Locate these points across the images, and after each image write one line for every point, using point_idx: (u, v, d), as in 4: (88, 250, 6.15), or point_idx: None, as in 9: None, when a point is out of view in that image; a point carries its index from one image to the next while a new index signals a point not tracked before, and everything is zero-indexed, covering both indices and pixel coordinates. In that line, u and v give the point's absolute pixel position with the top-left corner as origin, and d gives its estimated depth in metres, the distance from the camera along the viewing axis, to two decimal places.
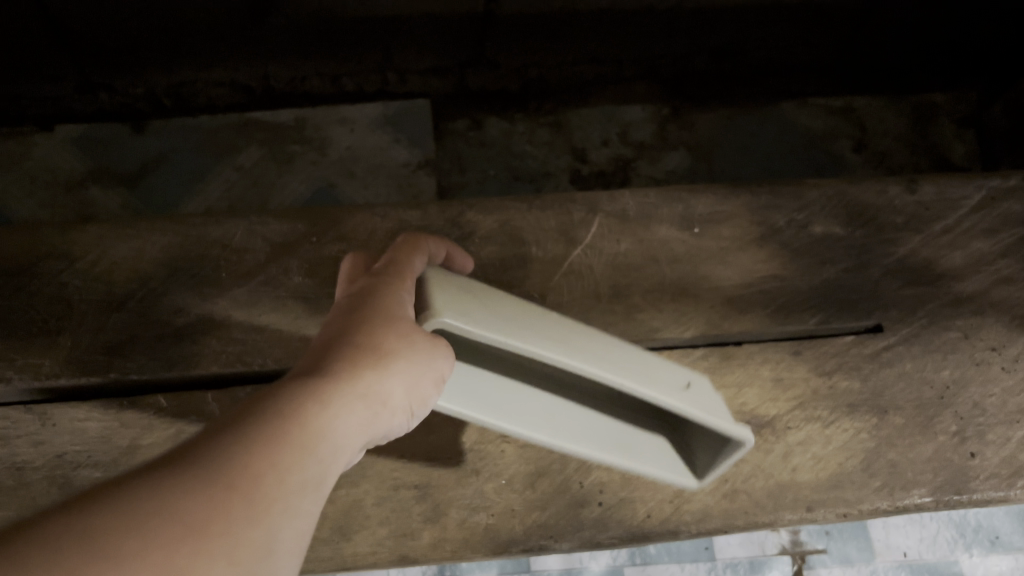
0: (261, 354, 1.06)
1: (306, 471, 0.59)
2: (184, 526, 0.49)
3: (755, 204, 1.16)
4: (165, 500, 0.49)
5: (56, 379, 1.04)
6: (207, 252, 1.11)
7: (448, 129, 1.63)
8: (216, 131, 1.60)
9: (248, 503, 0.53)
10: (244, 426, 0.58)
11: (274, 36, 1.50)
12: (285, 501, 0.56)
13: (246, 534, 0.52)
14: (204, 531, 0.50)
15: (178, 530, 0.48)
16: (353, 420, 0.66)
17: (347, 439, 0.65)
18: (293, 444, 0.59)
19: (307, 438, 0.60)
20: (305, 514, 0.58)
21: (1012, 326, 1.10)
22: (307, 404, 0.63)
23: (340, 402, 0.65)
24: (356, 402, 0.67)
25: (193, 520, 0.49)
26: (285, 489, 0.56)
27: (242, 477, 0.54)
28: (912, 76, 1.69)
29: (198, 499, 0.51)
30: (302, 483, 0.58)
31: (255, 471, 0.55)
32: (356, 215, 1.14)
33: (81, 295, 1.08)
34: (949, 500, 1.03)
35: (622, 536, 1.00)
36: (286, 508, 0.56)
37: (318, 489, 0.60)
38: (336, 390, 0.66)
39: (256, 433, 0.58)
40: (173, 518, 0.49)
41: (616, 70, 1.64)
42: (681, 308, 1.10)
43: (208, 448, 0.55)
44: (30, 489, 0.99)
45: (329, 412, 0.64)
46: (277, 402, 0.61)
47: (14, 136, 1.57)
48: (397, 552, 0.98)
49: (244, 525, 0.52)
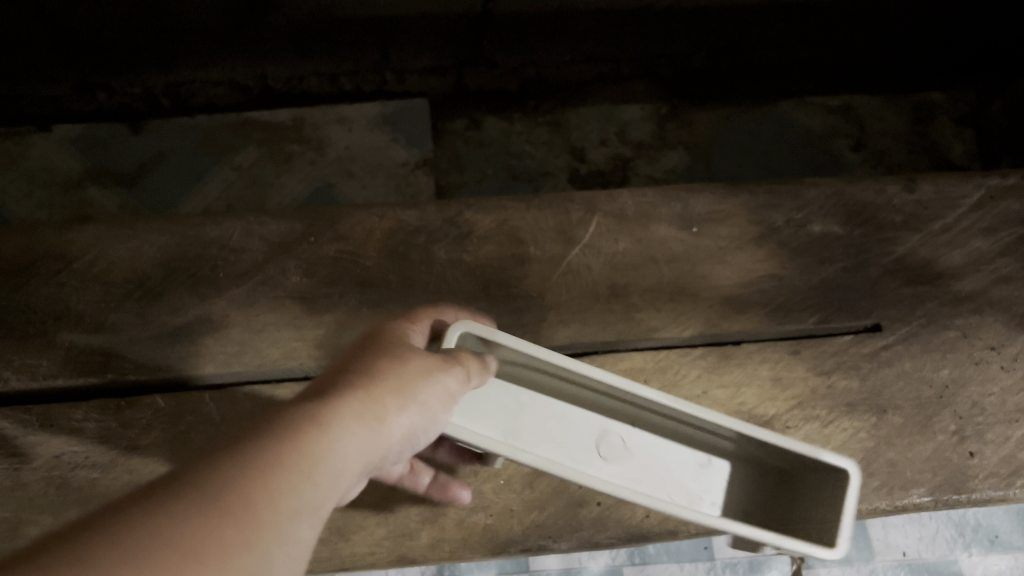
0: (259, 354, 1.06)
1: (301, 496, 0.59)
2: (177, 554, 0.50)
3: (754, 203, 1.16)
4: (158, 530, 0.51)
5: (53, 380, 1.03)
6: (204, 252, 1.11)
7: (447, 128, 1.63)
8: (213, 132, 1.59)
9: (240, 530, 0.54)
10: (241, 452, 0.59)
11: (271, 36, 1.50)
12: (279, 528, 0.56)
13: (239, 562, 0.53)
14: (195, 559, 0.51)
15: (169, 559, 0.49)
16: (355, 443, 0.66)
17: (348, 462, 0.65)
18: (288, 469, 0.60)
19: (304, 463, 0.61)
20: (300, 540, 0.58)
21: (1011, 325, 1.10)
22: (302, 430, 0.63)
23: (340, 426, 0.66)
24: (357, 425, 0.67)
25: (185, 548, 0.50)
26: (279, 515, 0.57)
27: (235, 505, 0.55)
28: (910, 76, 1.69)
29: (191, 527, 0.52)
30: (297, 508, 0.59)
31: (249, 499, 0.56)
32: (354, 215, 1.14)
33: (78, 295, 1.08)
34: (948, 499, 1.03)
35: (621, 536, 1.00)
36: (279, 535, 0.56)
37: (314, 514, 0.60)
38: (335, 415, 0.66)
39: (251, 459, 0.58)
40: (165, 547, 0.50)
41: (614, 69, 1.64)
42: (679, 308, 1.10)
43: (204, 475, 0.56)
44: (27, 489, 0.99)
45: (328, 437, 0.64)
46: (274, 428, 0.63)
47: (11, 136, 1.57)
48: (395, 552, 0.98)
49: (236, 553, 0.53)
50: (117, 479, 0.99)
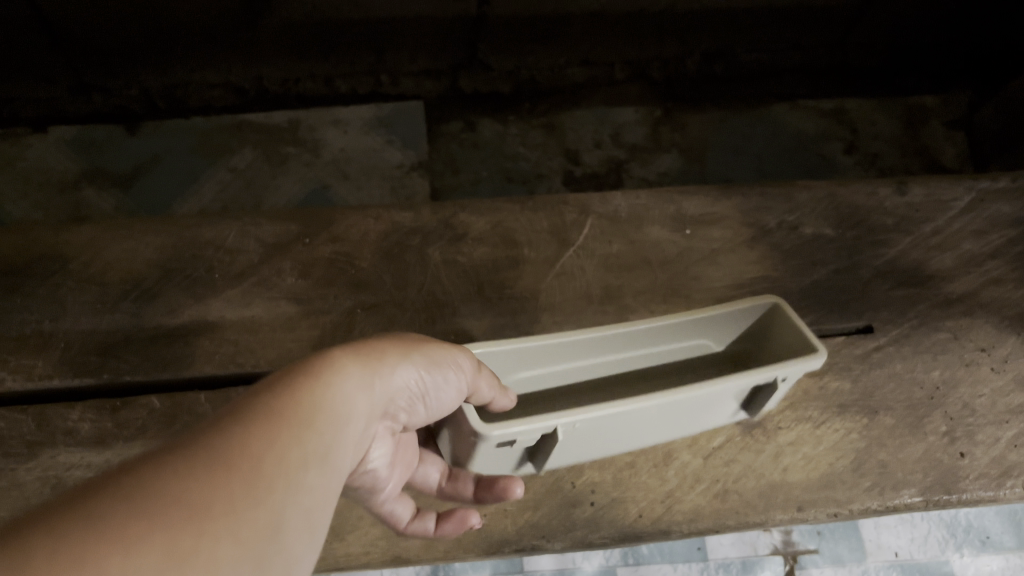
0: (253, 355, 1.06)
1: (304, 447, 0.57)
2: (187, 508, 0.46)
3: (746, 205, 1.18)
4: (161, 485, 0.47)
5: (47, 380, 1.03)
6: (200, 253, 1.12)
7: (441, 131, 1.64)
8: (209, 134, 1.60)
9: (248, 481, 0.51)
10: (237, 409, 0.57)
11: (266, 37, 1.49)
12: (286, 478, 0.54)
13: (250, 513, 0.50)
14: (206, 510, 0.47)
15: (179, 512, 0.46)
16: (354, 394, 0.66)
17: (348, 411, 0.65)
18: (289, 421, 0.58)
19: (304, 415, 0.59)
20: (308, 489, 0.56)
21: (1001, 327, 1.11)
22: (303, 381, 0.62)
23: (338, 379, 0.65)
24: (353, 378, 0.67)
25: (194, 501, 0.47)
26: (285, 466, 0.55)
27: (240, 458, 0.52)
28: (901, 79, 1.70)
29: (197, 478, 0.48)
30: (302, 458, 0.57)
31: (256, 449, 0.53)
32: (348, 218, 1.14)
33: (73, 296, 1.08)
34: (938, 500, 1.02)
35: (613, 536, 1.00)
36: (286, 485, 0.54)
37: (321, 462, 0.59)
38: (330, 369, 0.65)
39: (250, 413, 0.56)
40: (174, 500, 0.46)
41: (609, 72, 1.65)
42: (671, 308, 1.10)
43: (205, 431, 0.53)
44: (23, 489, 0.97)
45: (325, 388, 0.63)
46: (269, 387, 0.61)
47: (6, 138, 1.57)
48: (389, 552, 0.99)
49: (247, 505, 0.50)
50: None
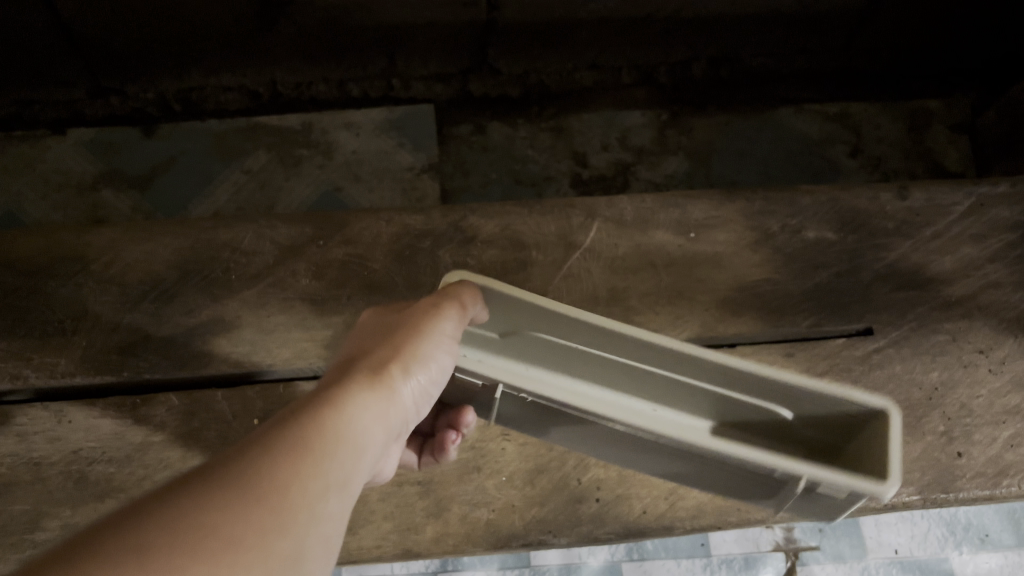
0: (269, 354, 1.09)
1: (327, 476, 0.59)
2: (222, 538, 0.49)
3: (750, 210, 1.20)
4: (199, 517, 0.49)
5: (70, 378, 1.07)
6: (217, 255, 1.15)
7: (451, 134, 1.67)
8: (223, 136, 1.63)
9: (277, 511, 0.53)
10: (264, 440, 0.58)
11: (282, 42, 1.53)
12: (311, 508, 0.56)
13: (277, 542, 0.52)
14: (238, 540, 0.50)
15: (215, 543, 0.48)
16: (369, 420, 0.67)
17: (365, 438, 0.65)
18: (312, 452, 0.59)
19: (327, 446, 0.61)
20: (330, 517, 0.58)
21: (999, 329, 1.13)
22: (319, 410, 0.63)
23: (351, 407, 0.66)
24: (367, 402, 0.68)
25: (228, 531, 0.50)
26: (309, 496, 0.56)
27: (269, 490, 0.54)
28: (906, 83, 1.71)
29: (229, 511, 0.51)
30: (325, 487, 0.58)
31: (280, 482, 0.55)
32: (362, 220, 1.18)
33: (95, 297, 1.12)
34: (936, 498, 1.05)
35: (618, 531, 1.02)
36: (311, 516, 0.56)
37: (341, 491, 0.60)
38: (345, 397, 0.66)
39: (276, 446, 0.57)
40: (210, 533, 0.49)
41: (615, 76, 1.68)
42: (676, 310, 1.13)
43: (233, 464, 0.55)
44: (46, 483, 1.02)
45: (342, 417, 0.64)
46: (291, 418, 0.62)
47: (27, 140, 1.61)
48: (400, 546, 1.01)
49: (275, 536, 0.52)
50: (133, 474, 1.02)
